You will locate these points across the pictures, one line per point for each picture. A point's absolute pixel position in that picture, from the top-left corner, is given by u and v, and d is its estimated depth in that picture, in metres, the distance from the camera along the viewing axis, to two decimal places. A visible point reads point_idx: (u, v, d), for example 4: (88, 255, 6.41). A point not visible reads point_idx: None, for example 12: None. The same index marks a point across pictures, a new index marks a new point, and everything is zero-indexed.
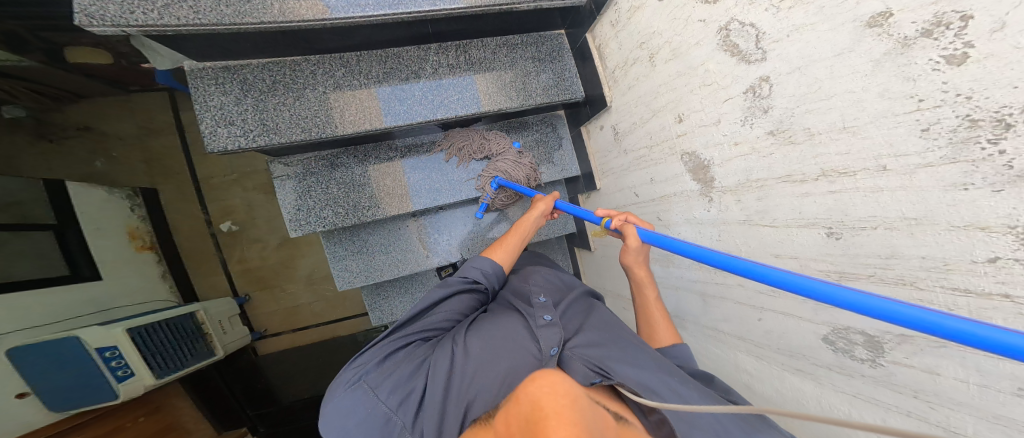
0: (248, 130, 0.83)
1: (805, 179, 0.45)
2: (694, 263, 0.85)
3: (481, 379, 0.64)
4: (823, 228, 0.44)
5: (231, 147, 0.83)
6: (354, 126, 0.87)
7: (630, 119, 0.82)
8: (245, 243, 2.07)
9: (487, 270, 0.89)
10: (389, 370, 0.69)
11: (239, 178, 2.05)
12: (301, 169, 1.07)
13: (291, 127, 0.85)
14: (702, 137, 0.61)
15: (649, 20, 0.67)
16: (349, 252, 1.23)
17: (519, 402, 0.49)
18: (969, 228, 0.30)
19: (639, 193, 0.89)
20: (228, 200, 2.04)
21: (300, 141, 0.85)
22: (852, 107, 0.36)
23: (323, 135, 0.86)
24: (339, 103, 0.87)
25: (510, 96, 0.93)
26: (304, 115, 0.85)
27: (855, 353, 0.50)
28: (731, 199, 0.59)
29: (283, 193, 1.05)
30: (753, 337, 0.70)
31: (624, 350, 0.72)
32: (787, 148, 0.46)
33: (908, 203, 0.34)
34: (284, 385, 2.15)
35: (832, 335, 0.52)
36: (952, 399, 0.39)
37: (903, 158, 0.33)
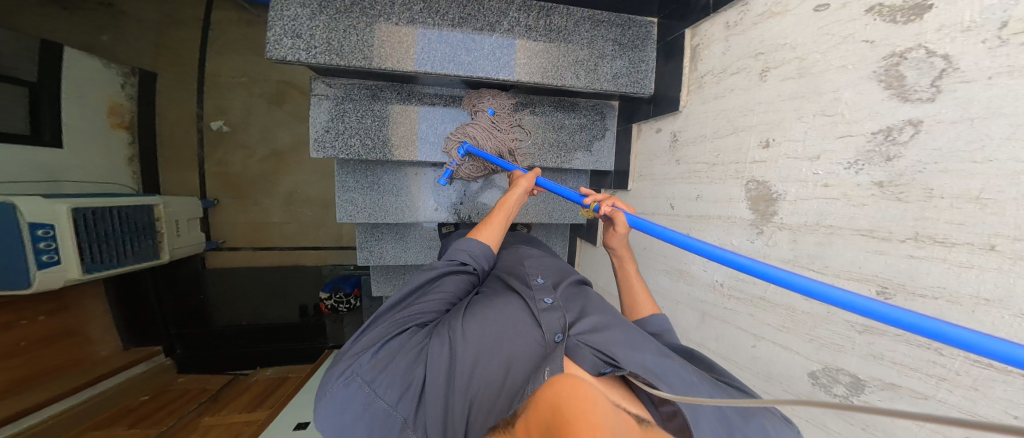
0: (313, 47, 0.77)
1: (887, 237, 0.45)
2: (708, 285, 0.85)
3: (487, 371, 0.62)
4: (875, 286, 0.46)
5: (291, 60, 0.77)
6: (419, 66, 0.81)
7: (700, 129, 0.79)
8: (229, 146, 1.90)
9: (473, 251, 0.83)
10: (385, 361, 0.64)
11: (250, 85, 1.90)
12: (341, 91, 1.00)
13: (356, 53, 0.79)
14: (782, 168, 0.59)
15: (787, 27, 0.60)
16: (359, 185, 1.18)
17: (538, 409, 0.37)
18: None
19: (676, 206, 0.88)
20: (227, 101, 1.89)
21: (361, 70, 0.80)
22: (1003, 179, 0.34)
23: (387, 70, 0.81)
24: (410, 39, 0.81)
25: (579, 74, 0.88)
26: (372, 44, 0.79)
27: (832, 389, 0.57)
28: (784, 236, 0.59)
29: (317, 112, 0.99)
30: (737, 358, 0.76)
31: (626, 333, 0.68)
32: (888, 202, 0.44)
33: (991, 285, 0.35)
34: (220, 308, 2.05)
35: (821, 371, 0.58)
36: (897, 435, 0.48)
37: (1019, 242, 0.33)
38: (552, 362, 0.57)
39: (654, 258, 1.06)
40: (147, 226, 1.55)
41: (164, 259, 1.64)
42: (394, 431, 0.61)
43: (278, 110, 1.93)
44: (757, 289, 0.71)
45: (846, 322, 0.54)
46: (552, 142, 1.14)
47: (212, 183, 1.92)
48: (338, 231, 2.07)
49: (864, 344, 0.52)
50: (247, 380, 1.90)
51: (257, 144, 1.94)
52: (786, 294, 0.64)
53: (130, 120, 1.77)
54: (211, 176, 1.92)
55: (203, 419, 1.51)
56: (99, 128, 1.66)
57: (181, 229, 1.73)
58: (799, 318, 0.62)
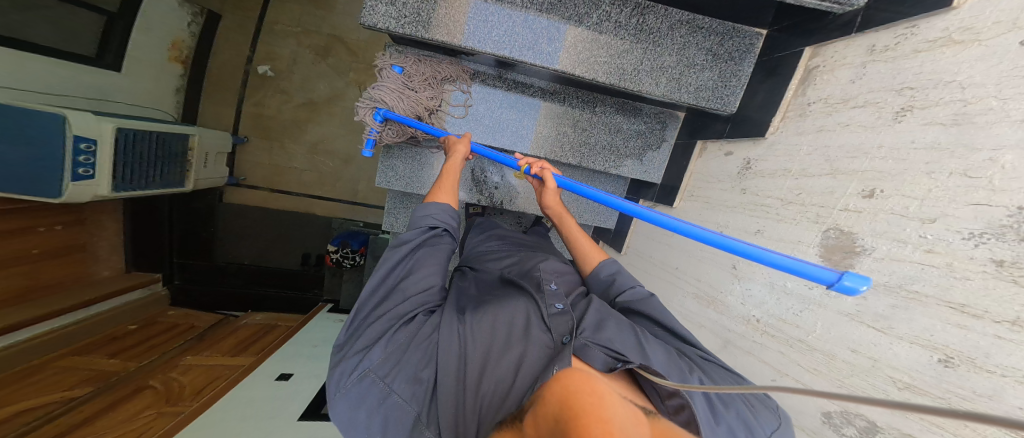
0: (403, 16, 0.80)
1: (979, 314, 0.41)
2: (742, 318, 0.80)
3: (499, 369, 0.63)
4: (940, 354, 0.45)
5: (381, 26, 0.81)
6: (497, 49, 0.84)
7: (781, 164, 0.75)
8: (270, 90, 1.95)
9: (434, 215, 0.80)
10: (395, 355, 0.65)
11: (303, 36, 1.91)
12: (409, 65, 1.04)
13: (441, 27, 0.82)
14: (872, 223, 0.55)
15: (960, 61, 0.49)
16: (403, 154, 1.19)
17: (548, 404, 0.37)
18: None
19: (728, 234, 0.85)
20: (278, 48, 1.91)
21: (443, 44, 0.83)
22: None
23: (466, 47, 0.83)
24: (494, 19, 0.82)
25: (659, 81, 0.89)
26: (459, 20, 0.82)
27: (842, 430, 0.54)
28: (853, 291, 0.57)
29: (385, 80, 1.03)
30: None
31: (624, 330, 0.66)
32: (1007, 284, 0.39)
33: None
34: (226, 242, 2.15)
35: (837, 412, 0.55)
36: None
37: None
38: (561, 359, 0.57)
39: (686, 281, 1.02)
40: (178, 154, 1.61)
41: (187, 188, 1.71)
42: (407, 429, 0.60)
43: (322, 62, 1.93)
44: (796, 332, 0.66)
45: (886, 377, 0.50)
46: (606, 143, 1.10)
47: (246, 123, 1.97)
48: (353, 186, 2.10)
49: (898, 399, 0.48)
50: (234, 323, 1.91)
51: (298, 93, 1.96)
52: (835, 342, 0.59)
53: (186, 54, 1.83)
54: (247, 116, 1.97)
55: (184, 357, 1.54)
56: (158, 57, 1.70)
57: (207, 162, 1.80)
58: (837, 366, 0.58)
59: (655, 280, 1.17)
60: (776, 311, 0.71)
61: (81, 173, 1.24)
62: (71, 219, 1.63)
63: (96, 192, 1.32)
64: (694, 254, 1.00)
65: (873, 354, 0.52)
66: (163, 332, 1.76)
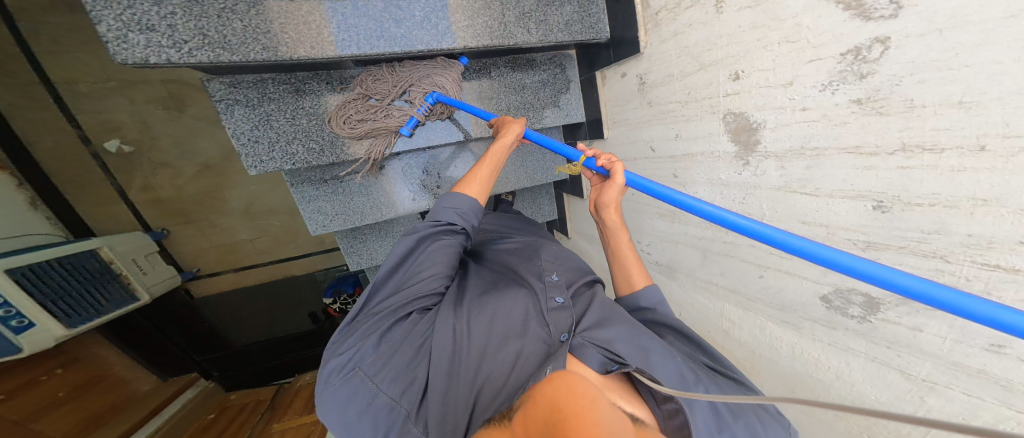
0: (181, 40, 0.64)
1: (875, 152, 0.43)
2: (706, 223, 0.83)
3: (493, 363, 0.63)
4: (871, 201, 0.46)
5: (157, 60, 0.64)
6: (335, 47, 0.72)
7: (666, 70, 0.74)
8: (146, 166, 1.60)
9: (460, 207, 0.76)
10: (389, 352, 0.65)
11: (141, 88, 1.49)
12: (249, 93, 0.79)
13: (246, 41, 0.67)
14: (757, 98, 0.57)
15: None
16: (321, 191, 1.07)
17: (536, 404, 0.40)
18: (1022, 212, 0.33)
19: (656, 148, 0.86)
20: (109, 113, 1.49)
21: (260, 63, 0.69)
22: (984, 81, 0.32)
23: (293, 58, 0.70)
24: (312, 16, 0.70)
25: (528, 28, 0.83)
26: (262, 27, 0.67)
27: (847, 310, 0.56)
28: (771, 165, 0.58)
29: (232, 120, 0.78)
30: (745, 291, 0.76)
31: (631, 328, 0.66)
32: (869, 118, 0.43)
33: (986, 185, 0.35)
34: (232, 327, 2.01)
35: (833, 294, 0.57)
36: (922, 349, 0.47)
37: (1016, 139, 0.31)
38: (556, 359, 0.58)
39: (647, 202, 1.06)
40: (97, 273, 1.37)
41: (144, 300, 1.54)
42: (396, 425, 0.61)
43: (184, 116, 1.57)
44: None
45: (849, 242, 0.52)
46: (515, 104, 1.04)
47: (147, 212, 1.66)
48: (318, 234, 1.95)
49: (874, 262, 0.48)
50: (293, 386, 2.02)
51: (184, 160, 1.64)
52: (785, 218, 0.59)
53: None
54: (145, 206, 1.65)
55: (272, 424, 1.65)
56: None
57: (143, 267, 1.56)
58: None
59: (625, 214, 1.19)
60: (728, 205, 0.70)
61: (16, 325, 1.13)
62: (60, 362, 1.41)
63: (55, 334, 1.24)
64: (640, 176, 0.97)
65: (826, 221, 0.52)
66: (240, 413, 1.80)
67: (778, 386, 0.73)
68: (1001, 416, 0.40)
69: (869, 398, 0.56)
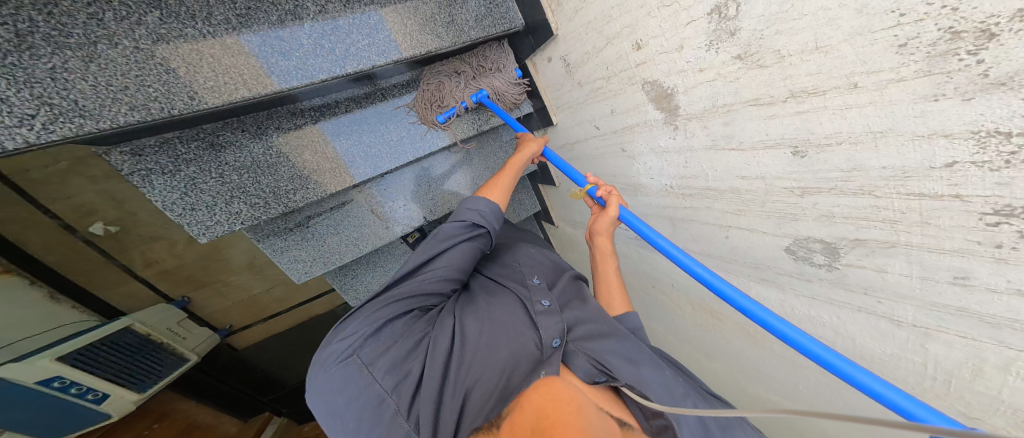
0: (25, 116, 0.56)
1: (772, 102, 0.42)
2: (662, 190, 0.73)
3: (489, 363, 0.59)
4: (789, 147, 0.42)
5: (14, 145, 0.57)
6: (219, 94, 0.68)
7: (581, 48, 0.76)
8: (139, 242, 1.35)
9: (484, 211, 0.74)
10: (388, 343, 0.59)
11: (95, 163, 1.19)
12: (160, 159, 0.74)
13: (106, 103, 0.61)
14: (663, 64, 0.56)
15: None
16: (290, 241, 1.06)
17: (524, 411, 0.41)
18: (932, 136, 0.29)
19: (600, 126, 0.83)
20: (78, 196, 1.20)
21: (138, 124, 0.64)
22: (825, 26, 0.33)
23: (177, 113, 0.66)
24: (176, 62, 0.64)
25: (439, 33, 0.82)
26: (122, 84, 0.61)
27: (813, 260, 0.47)
28: (697, 126, 0.55)
29: (156, 192, 0.75)
30: (718, 254, 0.64)
31: (624, 341, 0.65)
32: (753, 72, 0.42)
33: (876, 118, 0.32)
34: (283, 368, 2.02)
35: (794, 245, 0.48)
36: (896, 292, 0.38)
37: (875, 75, 0.31)
38: (548, 364, 0.55)
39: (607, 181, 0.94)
40: (144, 344, 1.29)
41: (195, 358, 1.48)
42: (382, 422, 0.53)
43: None
44: (700, 182, 0.61)
45: (785, 190, 0.46)
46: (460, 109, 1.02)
47: (160, 284, 1.44)
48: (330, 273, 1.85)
49: (812, 207, 0.43)
50: None
51: (176, 228, 1.39)
52: (726, 176, 0.55)
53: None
54: (159, 278, 1.43)
55: None
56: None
57: (182, 332, 1.43)
58: (748, 198, 0.53)
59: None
60: (674, 171, 0.66)
61: (93, 398, 1.14)
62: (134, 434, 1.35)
63: (131, 399, 1.25)
64: (594, 155, 0.94)
65: (759, 173, 0.49)
66: None
67: (786, 351, 0.62)
68: (1007, 358, 0.31)
69: (877, 353, 0.44)
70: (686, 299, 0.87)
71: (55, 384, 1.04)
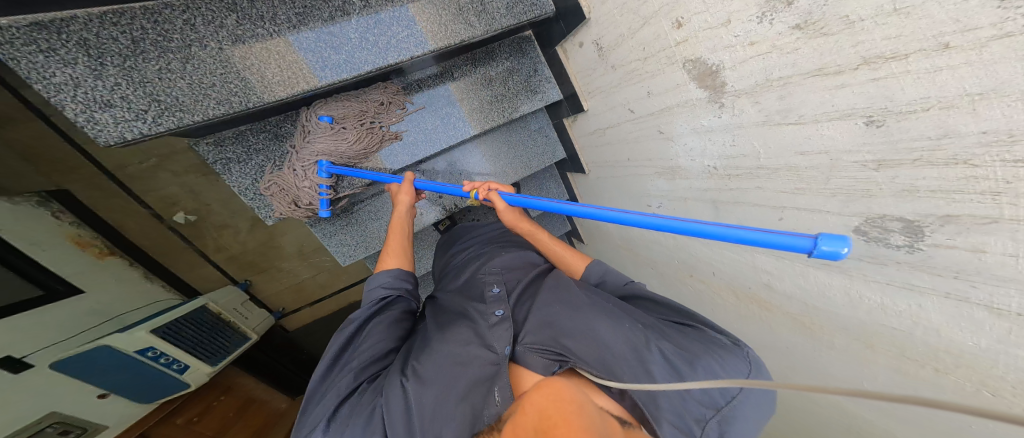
0: (140, 111, 0.65)
1: (839, 71, 0.38)
2: (704, 173, 0.69)
3: (443, 402, 0.59)
4: (863, 116, 0.37)
5: (131, 135, 0.66)
6: (285, 87, 0.74)
7: (616, 30, 0.73)
8: (212, 230, 1.52)
9: (386, 282, 0.81)
10: (340, 432, 0.59)
11: (178, 159, 1.36)
12: (236, 149, 0.82)
13: (198, 99, 0.68)
14: (708, 40, 0.53)
15: None
16: (337, 225, 1.14)
17: (525, 412, 0.43)
18: None
19: (634, 109, 0.81)
20: (162, 189, 1.38)
21: (223, 117, 0.71)
22: None
23: (252, 105, 0.72)
24: (250, 60, 0.69)
25: (470, 21, 0.82)
26: (210, 82, 0.68)
27: (889, 241, 0.41)
28: (746, 102, 0.52)
29: (234, 179, 0.83)
30: None
31: (576, 314, 0.67)
32: (817, 41, 0.39)
33: (974, 79, 0.27)
34: None
35: (865, 225, 0.43)
36: (996, 275, 0.32)
37: (971, 33, 0.26)
38: (501, 379, 0.59)
39: (642, 165, 0.91)
40: (215, 322, 1.45)
41: (255, 338, 1.61)
42: None
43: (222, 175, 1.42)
44: (748, 162, 0.58)
45: (857, 164, 0.41)
46: (487, 99, 1.04)
47: (227, 268, 1.61)
48: None
49: (890, 182, 0.38)
50: None
51: (239, 216, 1.54)
52: (782, 153, 0.51)
53: (107, 241, 1.36)
54: (226, 263, 1.60)
55: None
56: (83, 264, 1.25)
57: (245, 312, 1.59)
58: (808, 175, 0.48)
59: (625, 181, 1.04)
60: (719, 151, 0.63)
61: (177, 367, 1.29)
62: (201, 408, 1.50)
63: (205, 372, 1.38)
64: (628, 139, 0.91)
65: (824, 148, 0.44)
66: None
67: (849, 345, 0.56)
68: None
69: (967, 346, 0.38)
70: (729, 288, 0.83)
71: (148, 353, 1.20)
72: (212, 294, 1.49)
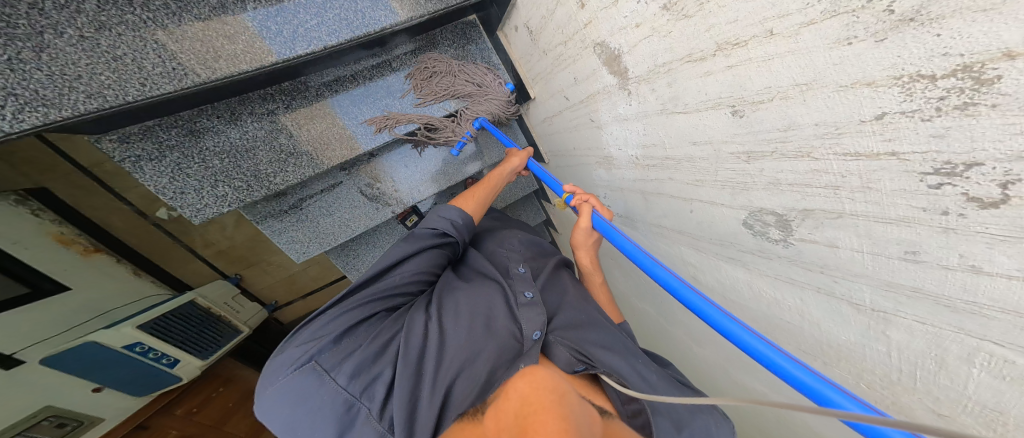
0: None
1: (704, 57, 0.38)
2: (630, 163, 0.68)
3: (462, 356, 0.58)
4: (728, 107, 0.38)
5: None
6: (170, 80, 0.68)
7: (539, 13, 0.71)
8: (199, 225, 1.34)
9: (455, 220, 0.80)
10: (351, 350, 0.56)
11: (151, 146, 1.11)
12: (146, 146, 0.76)
13: (64, 92, 0.61)
14: (607, 22, 0.52)
15: None
16: (286, 222, 1.10)
17: (508, 400, 0.40)
18: (855, 86, 0.25)
19: (569, 96, 0.78)
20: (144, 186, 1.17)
21: (99, 114, 0.64)
22: None
23: (132, 101, 0.66)
24: (123, 50, 0.63)
25: (393, 9, 0.80)
26: (74, 73, 0.60)
27: (770, 235, 0.41)
28: (646, 88, 0.50)
29: (147, 177, 0.77)
30: (686, 229, 0.59)
31: (603, 332, 0.70)
32: (681, 24, 0.38)
33: (798, 69, 0.28)
34: None
35: (749, 218, 0.43)
36: (851, 270, 0.33)
37: (787, 19, 0.28)
38: (528, 356, 0.59)
39: (584, 154, 0.90)
40: (205, 316, 1.36)
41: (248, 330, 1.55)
42: (344, 419, 0.52)
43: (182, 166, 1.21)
44: (659, 151, 0.56)
45: (732, 156, 0.41)
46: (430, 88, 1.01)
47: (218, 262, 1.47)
48: None
49: (760, 174, 0.38)
50: None
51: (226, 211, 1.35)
52: (681, 142, 0.50)
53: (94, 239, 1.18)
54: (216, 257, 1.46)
55: None
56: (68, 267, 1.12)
57: (236, 306, 1.49)
58: (703, 167, 0.47)
59: (576, 170, 1.02)
60: (636, 139, 0.61)
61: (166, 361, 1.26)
62: (201, 399, 1.45)
63: (196, 365, 1.36)
64: (570, 127, 0.89)
65: (707, 137, 0.44)
66: None
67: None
68: (970, 348, 0.26)
69: (838, 339, 0.39)
70: None
71: (137, 349, 1.15)
72: (203, 288, 1.38)
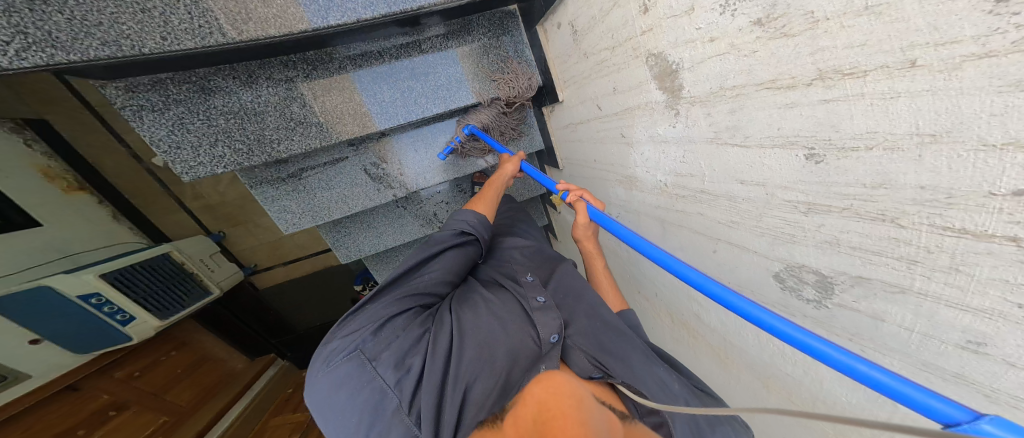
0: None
1: (793, 84, 0.33)
2: (657, 188, 0.64)
3: (487, 356, 0.54)
4: (802, 148, 0.34)
5: None
6: (194, 37, 0.63)
7: (589, 12, 0.67)
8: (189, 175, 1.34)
9: (472, 221, 0.76)
10: (390, 341, 0.54)
11: None
12: (151, 97, 0.71)
13: (79, 37, 0.57)
14: (671, 31, 0.47)
15: None
16: (281, 191, 1.03)
17: (524, 403, 0.39)
18: (1002, 147, 0.20)
19: (602, 106, 0.74)
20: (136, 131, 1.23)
21: (111, 61, 0.60)
22: None
23: (148, 52, 0.61)
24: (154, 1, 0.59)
25: None
26: (98, 19, 0.57)
27: (802, 293, 0.40)
28: (699, 112, 0.47)
29: (144, 128, 0.72)
30: (705, 270, 0.56)
31: (619, 338, 0.64)
32: (775, 43, 0.33)
33: (931, 115, 0.23)
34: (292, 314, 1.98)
35: (783, 272, 0.41)
36: (886, 344, 0.32)
37: (948, 48, 0.21)
38: (549, 361, 0.55)
39: (605, 169, 0.85)
40: (176, 271, 1.25)
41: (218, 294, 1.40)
42: (380, 412, 0.48)
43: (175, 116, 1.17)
44: (695, 182, 0.52)
45: (787, 204, 0.38)
46: (455, 77, 0.95)
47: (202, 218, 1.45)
48: None
49: (816, 230, 0.35)
50: None
51: None
52: (725, 178, 0.46)
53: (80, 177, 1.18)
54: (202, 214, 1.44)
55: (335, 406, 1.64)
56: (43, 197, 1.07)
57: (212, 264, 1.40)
58: (742, 208, 0.44)
59: (591, 182, 0.98)
60: (671, 165, 0.57)
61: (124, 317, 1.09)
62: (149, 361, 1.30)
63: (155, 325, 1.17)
64: (595, 138, 0.85)
65: (761, 179, 0.40)
66: None
67: (749, 382, 0.55)
68: None
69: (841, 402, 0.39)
70: (667, 311, 0.79)
71: (93, 301, 1.00)
72: (179, 242, 1.30)
